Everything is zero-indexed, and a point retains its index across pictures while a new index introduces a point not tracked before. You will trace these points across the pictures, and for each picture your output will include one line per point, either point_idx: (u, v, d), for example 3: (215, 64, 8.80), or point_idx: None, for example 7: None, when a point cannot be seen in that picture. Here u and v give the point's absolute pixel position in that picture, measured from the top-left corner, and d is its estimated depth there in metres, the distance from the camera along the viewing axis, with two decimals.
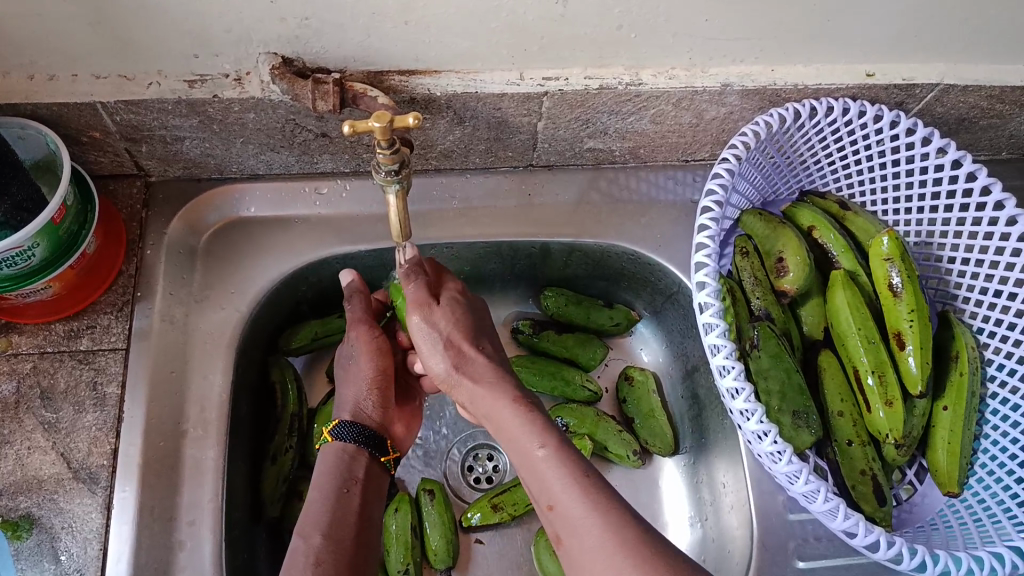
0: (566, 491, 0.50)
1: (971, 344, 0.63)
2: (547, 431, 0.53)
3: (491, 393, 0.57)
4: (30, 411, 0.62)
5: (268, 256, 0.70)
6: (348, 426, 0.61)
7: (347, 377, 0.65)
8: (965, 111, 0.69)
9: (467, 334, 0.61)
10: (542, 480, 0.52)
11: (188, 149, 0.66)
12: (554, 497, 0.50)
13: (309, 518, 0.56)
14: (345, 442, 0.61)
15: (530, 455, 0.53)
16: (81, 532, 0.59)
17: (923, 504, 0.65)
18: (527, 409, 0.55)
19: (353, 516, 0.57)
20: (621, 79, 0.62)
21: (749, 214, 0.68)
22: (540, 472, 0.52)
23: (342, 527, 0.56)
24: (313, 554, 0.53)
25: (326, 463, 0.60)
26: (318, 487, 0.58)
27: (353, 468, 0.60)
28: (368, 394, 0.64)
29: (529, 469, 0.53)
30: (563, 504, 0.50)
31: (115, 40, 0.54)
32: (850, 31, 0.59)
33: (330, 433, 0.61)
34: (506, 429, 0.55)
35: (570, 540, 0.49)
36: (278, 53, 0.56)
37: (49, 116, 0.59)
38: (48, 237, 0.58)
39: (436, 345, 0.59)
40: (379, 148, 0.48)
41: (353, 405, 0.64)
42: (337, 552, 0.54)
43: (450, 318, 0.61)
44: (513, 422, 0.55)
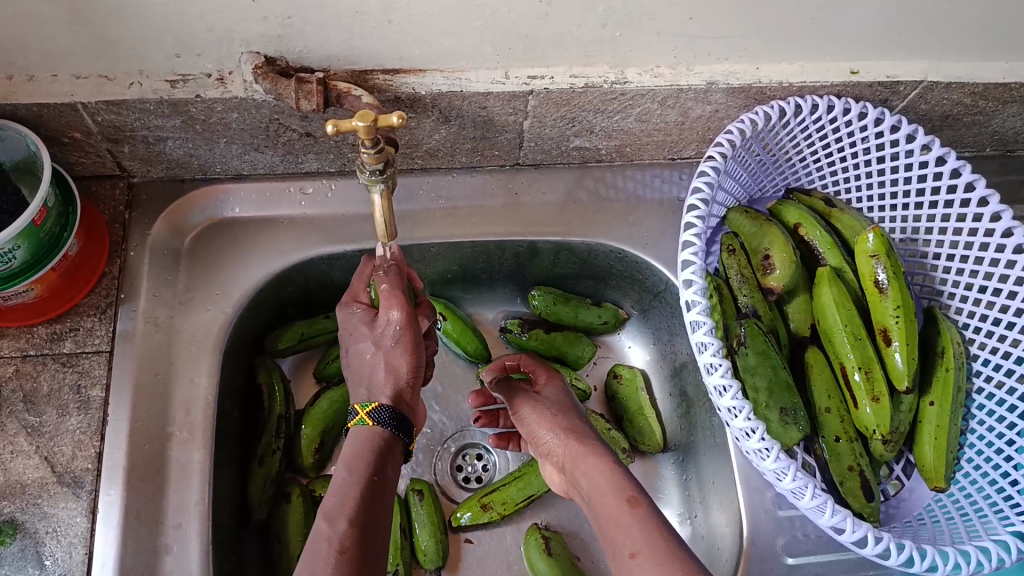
0: (642, 535, 0.51)
1: (957, 339, 0.63)
2: (627, 485, 0.56)
3: (582, 457, 0.60)
4: (13, 415, 0.61)
5: (253, 257, 0.69)
6: (390, 412, 0.57)
7: (386, 358, 0.57)
8: (949, 108, 0.70)
9: (572, 412, 0.65)
10: (620, 532, 0.53)
11: (172, 150, 0.65)
12: (639, 544, 0.51)
13: (336, 502, 0.53)
14: (385, 428, 0.56)
15: (614, 509, 0.54)
16: (65, 537, 0.58)
17: (910, 499, 0.65)
18: (619, 471, 0.57)
19: (380, 508, 0.54)
20: (606, 77, 0.61)
21: (735, 211, 0.68)
22: (623, 525, 0.53)
23: (370, 514, 0.53)
24: (338, 541, 0.50)
25: (359, 447, 0.56)
26: (347, 468, 0.54)
27: (387, 454, 0.56)
28: (410, 376, 0.58)
29: (611, 523, 0.54)
30: (639, 546, 0.51)
31: (95, 40, 0.53)
32: (834, 29, 0.59)
33: (370, 416, 0.56)
34: (597, 486, 0.57)
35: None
36: (260, 53, 0.56)
37: (29, 117, 0.59)
38: (29, 239, 0.57)
39: (544, 421, 0.63)
40: (363, 148, 0.48)
41: (394, 388, 0.57)
42: (363, 541, 0.51)
43: (553, 401, 0.65)
44: (605, 480, 0.57)
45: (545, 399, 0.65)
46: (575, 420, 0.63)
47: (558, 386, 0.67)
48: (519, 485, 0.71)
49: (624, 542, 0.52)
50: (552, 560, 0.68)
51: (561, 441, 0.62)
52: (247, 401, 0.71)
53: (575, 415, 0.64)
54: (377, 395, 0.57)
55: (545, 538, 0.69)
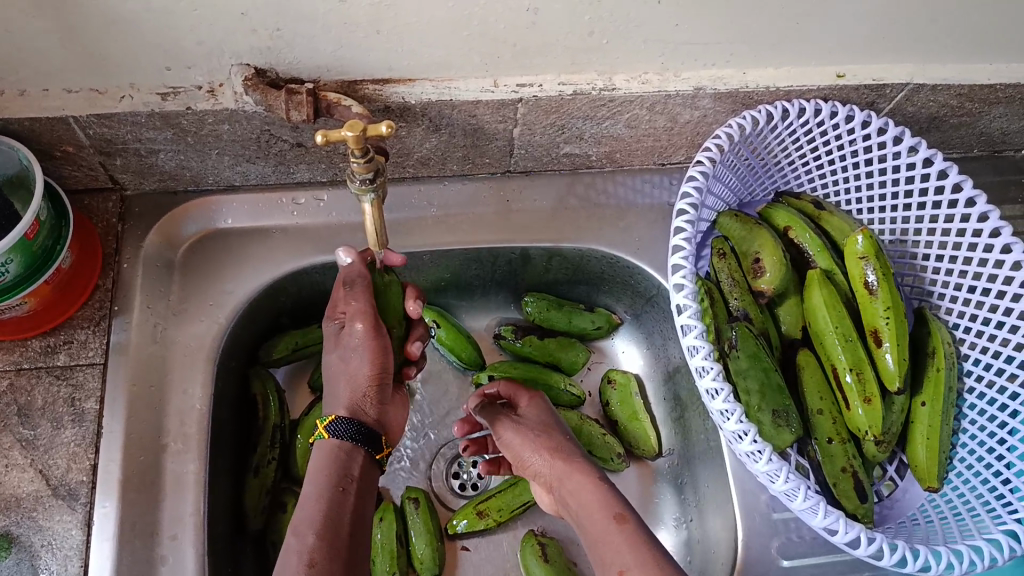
0: (633, 555, 0.52)
1: (947, 340, 0.64)
2: (618, 504, 0.56)
3: (567, 473, 0.60)
4: (8, 429, 0.61)
5: (246, 268, 0.69)
6: (347, 425, 0.59)
7: (346, 370, 0.60)
8: (936, 110, 0.70)
9: (555, 428, 0.64)
10: (612, 551, 0.53)
11: (164, 162, 0.65)
12: (627, 563, 0.52)
13: (306, 516, 0.55)
14: (343, 439, 0.58)
15: (602, 530, 0.55)
16: (61, 549, 0.58)
17: (904, 499, 0.65)
18: (606, 490, 0.57)
19: (347, 517, 0.56)
20: (594, 84, 0.62)
21: (726, 216, 0.68)
22: (613, 542, 0.53)
23: (336, 525, 0.55)
24: (306, 554, 0.53)
25: (322, 459, 0.58)
26: (313, 482, 0.57)
27: (350, 465, 0.58)
28: (368, 388, 0.60)
29: (602, 544, 0.54)
30: (630, 567, 0.51)
31: (85, 55, 0.54)
32: (818, 33, 0.60)
33: (328, 429, 0.59)
34: (585, 504, 0.57)
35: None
36: (250, 65, 0.56)
37: (21, 132, 0.59)
38: (22, 253, 0.57)
39: (528, 441, 0.63)
40: (353, 157, 0.48)
41: (353, 401, 0.60)
42: (331, 552, 0.53)
43: (535, 419, 0.65)
44: (592, 498, 0.57)
45: (526, 418, 0.65)
46: (559, 436, 0.63)
47: (538, 403, 0.67)
48: (516, 492, 0.71)
49: (612, 560, 0.53)
50: (548, 565, 0.68)
51: (545, 460, 0.62)
52: (241, 412, 0.72)
53: (559, 432, 0.64)
54: (336, 409, 0.60)
55: (541, 544, 0.69)
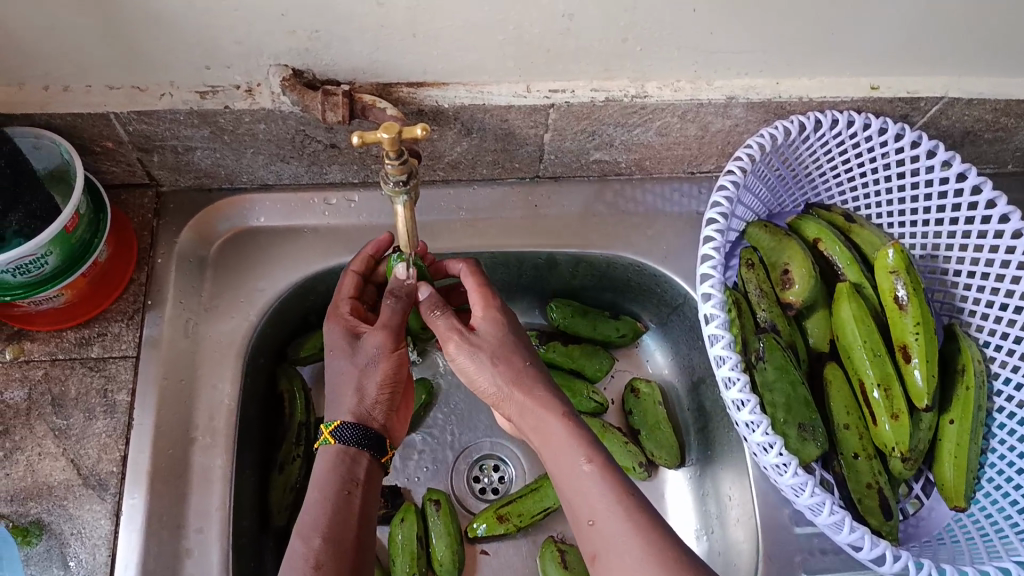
0: (609, 510, 0.51)
1: (977, 357, 0.63)
2: (594, 447, 0.54)
3: (530, 411, 0.57)
4: (41, 418, 0.63)
5: (276, 267, 0.70)
6: (353, 430, 0.58)
7: (357, 379, 0.59)
8: (970, 125, 0.70)
9: (513, 350, 0.59)
10: (584, 497, 0.52)
11: (200, 159, 0.66)
12: (596, 513, 0.51)
13: (309, 519, 0.55)
14: (348, 445, 0.58)
15: (574, 472, 0.53)
16: (90, 538, 0.59)
17: (930, 518, 0.64)
18: (574, 429, 0.55)
19: (352, 519, 0.56)
20: (626, 91, 0.62)
21: (754, 226, 0.68)
22: (581, 487, 0.52)
23: (342, 528, 0.55)
24: (311, 558, 0.52)
25: (325, 463, 0.57)
26: (317, 485, 0.56)
27: (354, 468, 0.57)
28: (377, 398, 0.60)
29: (573, 486, 0.53)
30: (604, 521, 0.51)
31: (129, 53, 0.55)
32: (853, 45, 0.60)
33: (333, 435, 0.58)
34: (549, 444, 0.55)
35: (610, 551, 0.50)
36: (288, 65, 0.57)
37: (63, 127, 0.60)
38: (61, 246, 0.58)
39: (483, 369, 0.58)
40: (387, 159, 0.49)
41: (359, 408, 0.59)
42: (338, 555, 0.53)
43: (491, 338, 0.59)
44: (558, 437, 0.55)
45: (482, 340, 0.59)
46: (517, 362, 0.58)
47: (495, 315, 0.60)
48: (537, 497, 0.71)
49: (582, 507, 0.52)
50: (568, 572, 0.68)
51: (502, 390, 0.58)
52: (268, 408, 0.72)
53: (518, 356, 0.59)
54: (341, 415, 0.59)
55: (561, 551, 0.69)
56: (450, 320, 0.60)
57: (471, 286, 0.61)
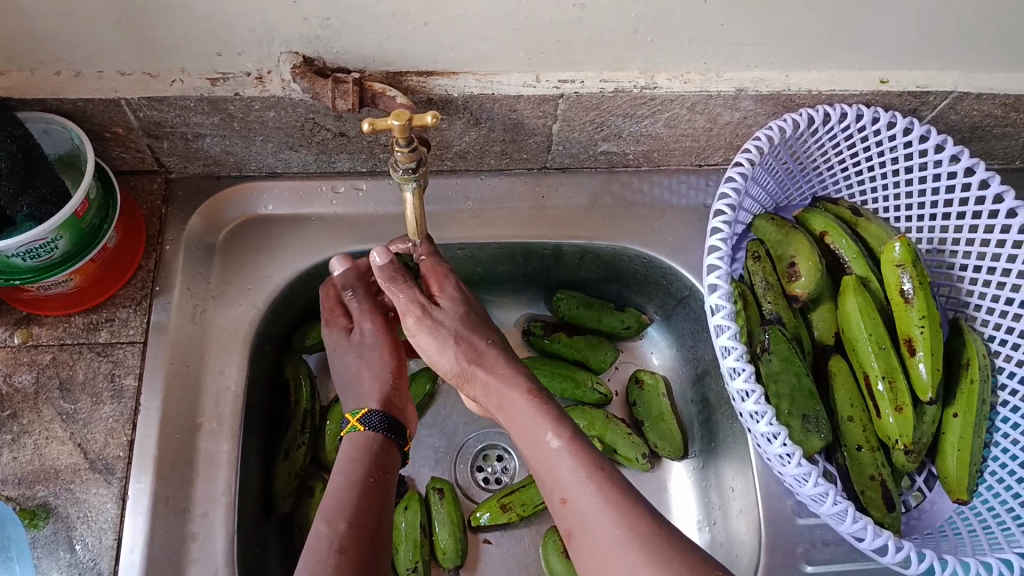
0: (579, 484, 0.52)
1: (983, 352, 0.63)
2: (561, 423, 0.55)
3: (495, 389, 0.59)
4: (49, 402, 0.63)
5: (284, 255, 0.71)
6: (380, 416, 0.62)
7: (368, 367, 0.64)
8: (978, 120, 0.70)
9: (472, 328, 0.61)
10: (555, 473, 0.54)
11: (209, 147, 0.67)
12: (568, 490, 0.53)
13: (334, 504, 0.55)
14: (377, 430, 0.61)
15: (543, 447, 0.55)
16: (96, 522, 0.59)
17: (932, 511, 0.65)
18: (539, 405, 0.57)
19: (376, 505, 0.56)
20: (636, 82, 0.62)
21: (762, 219, 0.68)
22: (553, 466, 0.54)
23: (366, 513, 0.55)
24: (336, 540, 0.53)
25: (357, 449, 0.59)
26: (346, 470, 0.58)
27: (381, 458, 0.59)
28: (392, 382, 0.64)
29: (542, 460, 0.55)
30: (577, 496, 0.52)
31: (141, 38, 0.55)
32: (864, 39, 0.60)
33: (361, 422, 0.61)
34: (515, 423, 0.57)
35: (586, 527, 0.51)
36: (299, 52, 0.57)
37: (74, 112, 0.61)
38: (71, 230, 0.59)
39: (446, 348, 0.60)
40: (397, 146, 0.49)
41: (382, 397, 0.63)
42: (360, 539, 0.53)
43: (452, 316, 0.60)
44: (523, 415, 0.57)
45: (443, 318, 0.60)
46: (476, 340, 0.60)
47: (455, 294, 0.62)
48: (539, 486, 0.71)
49: (554, 486, 0.54)
50: (569, 561, 0.68)
51: (461, 367, 0.60)
52: (274, 395, 0.73)
53: (479, 334, 0.61)
54: (367, 403, 0.62)
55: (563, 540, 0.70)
56: (412, 293, 0.59)
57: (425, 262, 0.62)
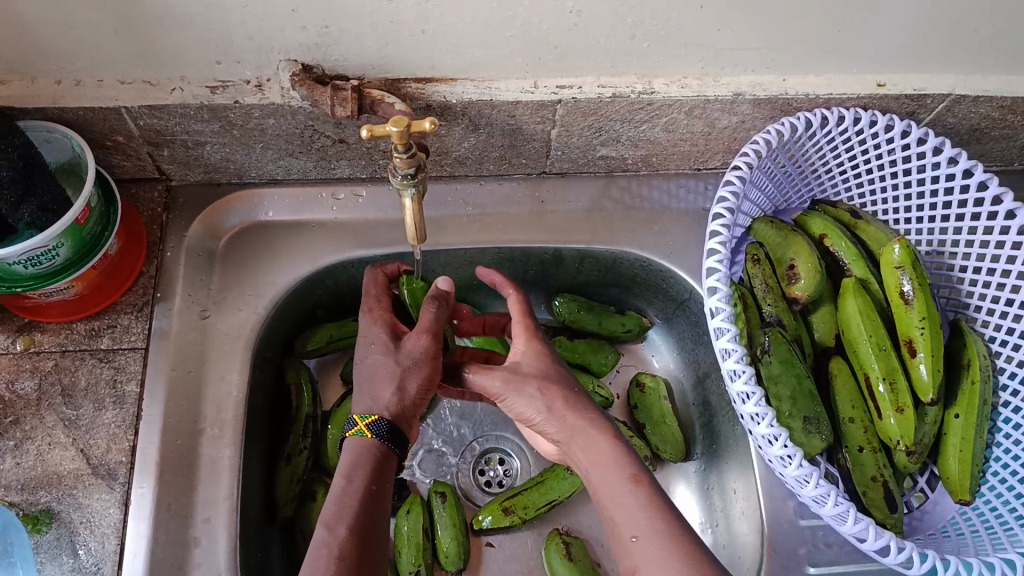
0: (651, 524, 0.50)
1: (983, 353, 0.63)
2: (636, 466, 0.54)
3: (577, 432, 0.57)
4: (52, 408, 0.63)
5: (284, 261, 0.71)
6: (389, 426, 0.58)
7: (397, 375, 0.59)
8: (977, 122, 0.70)
9: (558, 381, 0.59)
10: (627, 512, 0.51)
11: (209, 154, 0.67)
12: (641, 529, 0.50)
13: (335, 509, 0.55)
14: (381, 443, 0.58)
15: (616, 488, 0.53)
16: (99, 527, 0.60)
17: (934, 512, 0.65)
18: (621, 450, 0.55)
19: (375, 510, 0.56)
20: (633, 87, 0.63)
21: (760, 222, 0.68)
22: (625, 505, 0.52)
23: (365, 522, 0.55)
24: (335, 547, 0.53)
25: (358, 456, 0.57)
26: (347, 477, 0.56)
27: (383, 464, 0.58)
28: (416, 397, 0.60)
29: (614, 502, 0.52)
30: (648, 535, 0.50)
31: (141, 48, 0.55)
32: (863, 42, 0.60)
33: (369, 428, 0.57)
34: (595, 462, 0.55)
35: (654, 571, 0.48)
36: (298, 60, 0.57)
37: (75, 120, 0.61)
38: (72, 238, 0.59)
39: (530, 404, 0.57)
40: (396, 152, 0.50)
41: (397, 409, 0.59)
42: (357, 547, 0.54)
43: (535, 372, 0.59)
44: (602, 457, 0.55)
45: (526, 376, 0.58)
46: (565, 390, 0.58)
47: (540, 350, 0.60)
48: (541, 490, 0.71)
49: (625, 525, 0.51)
50: (572, 564, 0.68)
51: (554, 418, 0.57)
52: (275, 401, 0.73)
53: (564, 382, 0.59)
54: (379, 408, 0.58)
55: (565, 543, 0.70)
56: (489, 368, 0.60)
57: (515, 313, 0.62)
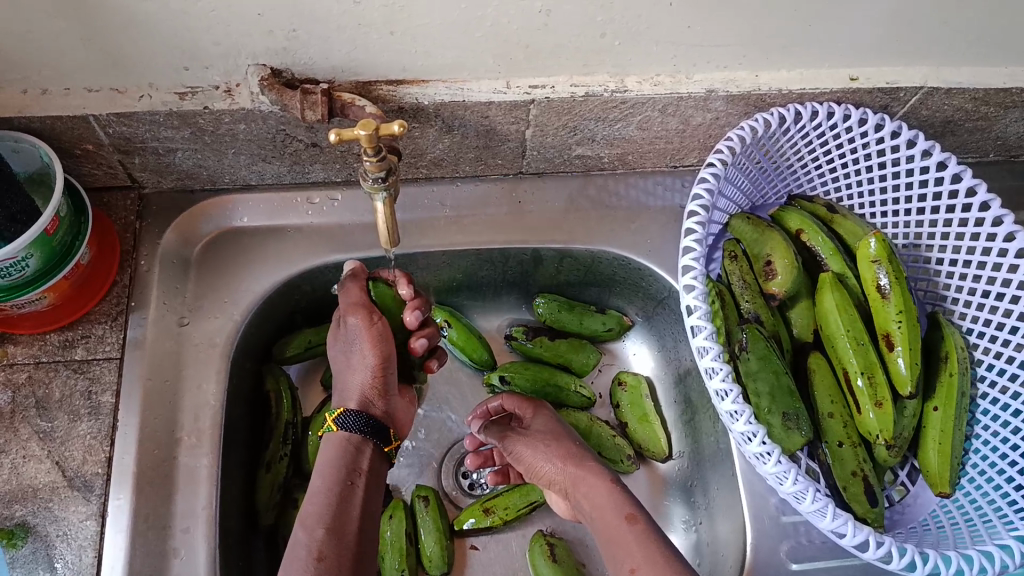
0: (649, 555, 0.54)
1: (960, 345, 0.63)
2: (632, 503, 0.59)
3: (579, 478, 0.62)
4: (26, 420, 0.62)
5: (259, 268, 0.70)
6: (356, 416, 0.62)
7: (350, 364, 0.64)
8: (951, 114, 0.70)
9: (563, 435, 0.67)
10: (627, 549, 0.56)
11: (181, 161, 0.66)
12: (638, 561, 0.54)
13: (312, 511, 0.58)
14: (351, 430, 0.62)
15: (614, 525, 0.58)
16: (75, 540, 0.59)
17: (915, 505, 0.65)
18: (620, 489, 0.60)
19: (353, 509, 0.59)
20: (606, 86, 0.62)
21: (737, 218, 0.68)
22: (625, 542, 0.56)
23: (343, 520, 0.58)
24: (315, 548, 0.55)
25: (331, 452, 0.61)
26: (321, 476, 0.60)
27: (357, 458, 0.61)
28: (375, 380, 0.63)
29: (615, 541, 0.57)
30: (645, 566, 0.54)
31: (105, 55, 0.55)
32: (833, 36, 0.60)
33: (337, 422, 0.62)
34: (594, 505, 0.60)
35: None
36: (267, 65, 0.57)
37: (43, 129, 0.60)
38: (42, 248, 0.58)
39: (538, 453, 0.65)
40: (365, 156, 0.49)
41: (362, 396, 0.63)
42: (338, 547, 0.56)
43: (542, 429, 0.67)
44: (603, 496, 0.60)
45: (533, 430, 0.67)
46: (569, 442, 0.66)
47: (545, 415, 0.69)
48: (523, 491, 0.72)
49: (623, 559, 0.55)
50: (556, 564, 0.68)
51: (558, 467, 0.64)
52: (255, 408, 0.72)
53: (570, 440, 0.66)
54: (348, 402, 0.63)
55: (549, 544, 0.69)
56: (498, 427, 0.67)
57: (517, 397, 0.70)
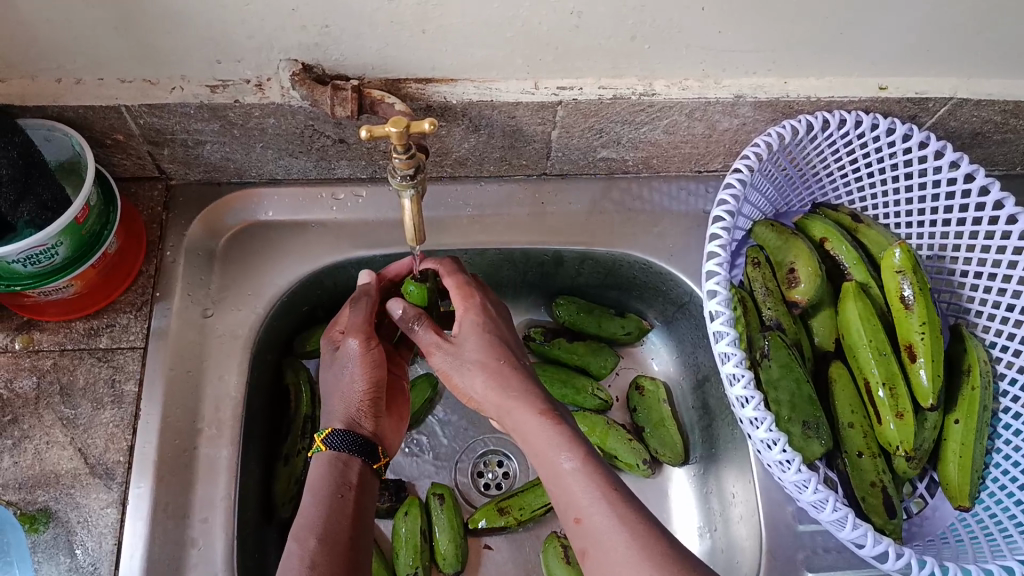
0: (593, 503, 0.50)
1: (983, 358, 0.63)
2: (575, 443, 0.53)
3: (505, 409, 0.57)
4: (50, 407, 0.63)
5: (283, 262, 0.71)
6: (342, 435, 0.58)
7: (339, 388, 0.61)
8: (978, 126, 0.69)
9: (493, 361, 0.59)
10: (567, 491, 0.52)
11: (209, 154, 0.67)
12: (582, 509, 0.50)
13: (304, 522, 0.54)
14: (339, 450, 0.58)
15: (555, 467, 0.53)
16: (96, 527, 0.59)
17: (933, 518, 0.65)
18: (558, 428, 0.55)
19: (346, 521, 0.55)
20: (634, 89, 0.62)
21: (761, 225, 0.68)
22: (565, 486, 0.52)
23: (336, 532, 0.54)
24: (307, 559, 0.52)
25: (318, 471, 0.57)
26: (311, 492, 0.56)
27: (347, 473, 0.58)
28: (364, 402, 0.60)
29: (553, 478, 0.53)
30: (590, 514, 0.50)
31: (139, 47, 0.55)
32: (864, 44, 0.59)
33: (324, 442, 0.58)
34: (527, 440, 0.55)
35: (603, 550, 0.48)
36: (299, 60, 0.57)
37: (75, 118, 0.61)
38: (71, 236, 0.59)
39: (465, 376, 0.59)
40: (395, 153, 0.49)
41: (349, 414, 0.60)
42: (333, 555, 0.53)
43: (469, 346, 0.59)
44: (539, 436, 0.54)
45: (461, 344, 0.59)
46: (499, 369, 0.58)
47: (473, 326, 0.60)
48: (537, 491, 0.71)
49: (567, 507, 0.52)
50: (570, 567, 0.68)
51: (485, 395, 0.58)
52: (274, 401, 0.73)
53: (499, 367, 0.58)
54: (332, 423, 0.60)
55: (564, 546, 0.69)
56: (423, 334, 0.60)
57: (451, 284, 0.62)
